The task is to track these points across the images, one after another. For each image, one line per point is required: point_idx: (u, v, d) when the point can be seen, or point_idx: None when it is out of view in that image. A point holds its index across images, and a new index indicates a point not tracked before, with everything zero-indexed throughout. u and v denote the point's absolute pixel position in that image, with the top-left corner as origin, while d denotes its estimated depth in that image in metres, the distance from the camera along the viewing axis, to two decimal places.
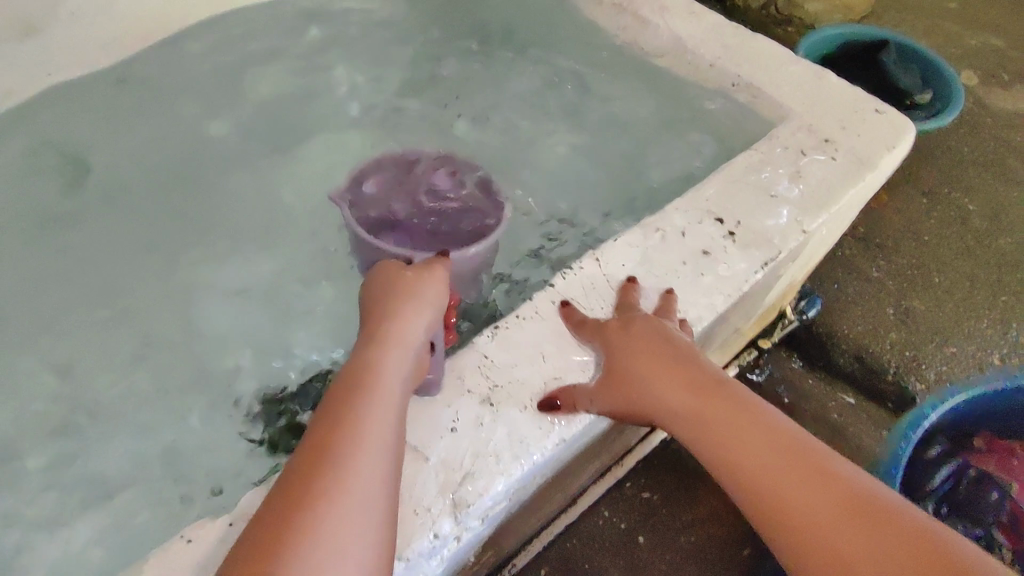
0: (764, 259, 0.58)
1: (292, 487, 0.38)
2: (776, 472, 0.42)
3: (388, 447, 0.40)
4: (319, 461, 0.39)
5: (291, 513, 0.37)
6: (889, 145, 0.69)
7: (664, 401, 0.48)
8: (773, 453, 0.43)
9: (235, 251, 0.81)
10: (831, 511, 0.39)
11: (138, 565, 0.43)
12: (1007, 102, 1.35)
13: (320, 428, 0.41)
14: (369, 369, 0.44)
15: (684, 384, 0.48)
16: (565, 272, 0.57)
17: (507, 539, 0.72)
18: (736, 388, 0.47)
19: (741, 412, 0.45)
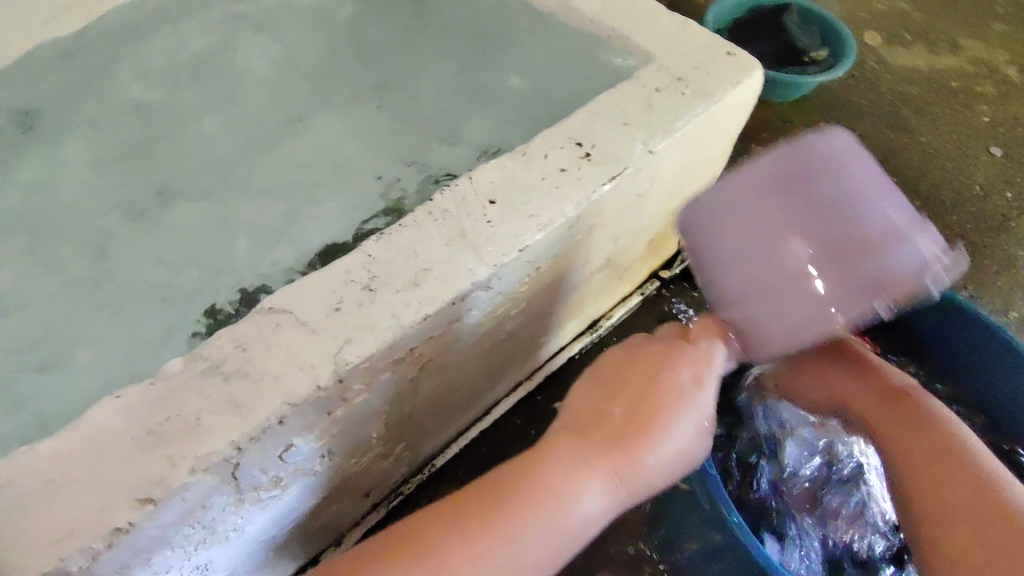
0: (611, 173, 0.69)
1: (479, 507, 0.56)
2: (952, 499, 0.65)
3: (570, 522, 0.57)
4: (511, 497, 0.56)
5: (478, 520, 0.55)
6: (734, 81, 0.80)
7: (907, 414, 0.73)
8: (941, 458, 0.68)
9: (174, 191, 0.91)
10: (967, 506, 0.64)
11: (79, 417, 0.52)
12: (906, 59, 1.47)
13: (546, 473, 0.58)
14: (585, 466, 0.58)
15: (897, 406, 0.74)
16: (443, 189, 0.68)
17: (424, 440, 0.84)
18: (921, 401, 0.73)
19: (938, 437, 0.69)
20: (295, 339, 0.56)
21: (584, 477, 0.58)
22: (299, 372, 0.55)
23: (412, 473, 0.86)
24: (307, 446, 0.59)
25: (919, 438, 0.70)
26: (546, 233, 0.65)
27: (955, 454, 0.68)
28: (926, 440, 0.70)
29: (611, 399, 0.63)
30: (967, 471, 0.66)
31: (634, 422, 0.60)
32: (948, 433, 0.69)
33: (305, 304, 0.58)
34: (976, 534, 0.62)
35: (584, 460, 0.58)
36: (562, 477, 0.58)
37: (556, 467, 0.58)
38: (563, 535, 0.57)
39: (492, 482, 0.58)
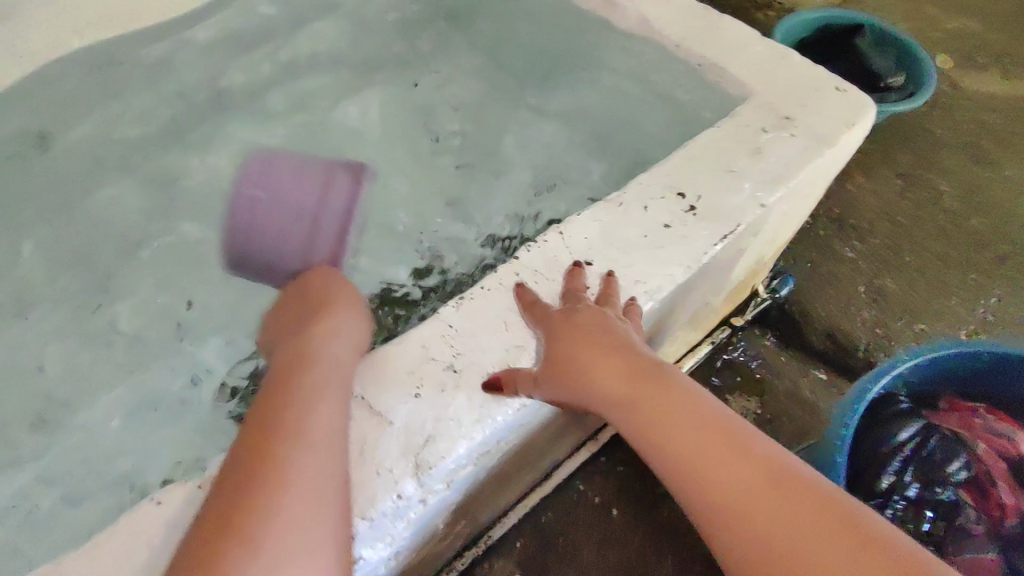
0: (722, 232, 0.60)
1: (241, 482, 0.40)
2: (737, 490, 0.42)
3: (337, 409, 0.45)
4: (259, 466, 0.40)
5: (245, 490, 0.39)
6: (848, 122, 0.70)
7: (595, 382, 0.50)
8: (695, 438, 0.45)
9: (222, 240, 0.85)
10: (771, 504, 0.41)
11: (109, 526, 0.45)
12: (982, 84, 1.37)
13: (261, 433, 0.43)
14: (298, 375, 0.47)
15: (618, 369, 0.50)
16: (530, 245, 0.59)
17: (482, 511, 0.74)
18: (673, 374, 0.49)
19: (673, 394, 0.48)
20: (367, 434, 0.47)
21: (316, 390, 0.46)
22: (375, 478, 0.46)
23: (466, 546, 0.78)
24: (377, 559, 0.49)
25: (653, 409, 0.47)
26: (652, 302, 0.56)
27: (734, 435, 0.45)
28: (671, 413, 0.47)
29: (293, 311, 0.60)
30: (753, 467, 0.43)
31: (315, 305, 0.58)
32: (684, 400, 0.47)
33: (378, 388, 0.49)
34: (743, 520, 0.41)
35: (282, 382, 0.47)
36: (315, 397, 0.45)
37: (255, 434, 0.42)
38: (318, 476, 0.40)
39: (224, 490, 0.40)
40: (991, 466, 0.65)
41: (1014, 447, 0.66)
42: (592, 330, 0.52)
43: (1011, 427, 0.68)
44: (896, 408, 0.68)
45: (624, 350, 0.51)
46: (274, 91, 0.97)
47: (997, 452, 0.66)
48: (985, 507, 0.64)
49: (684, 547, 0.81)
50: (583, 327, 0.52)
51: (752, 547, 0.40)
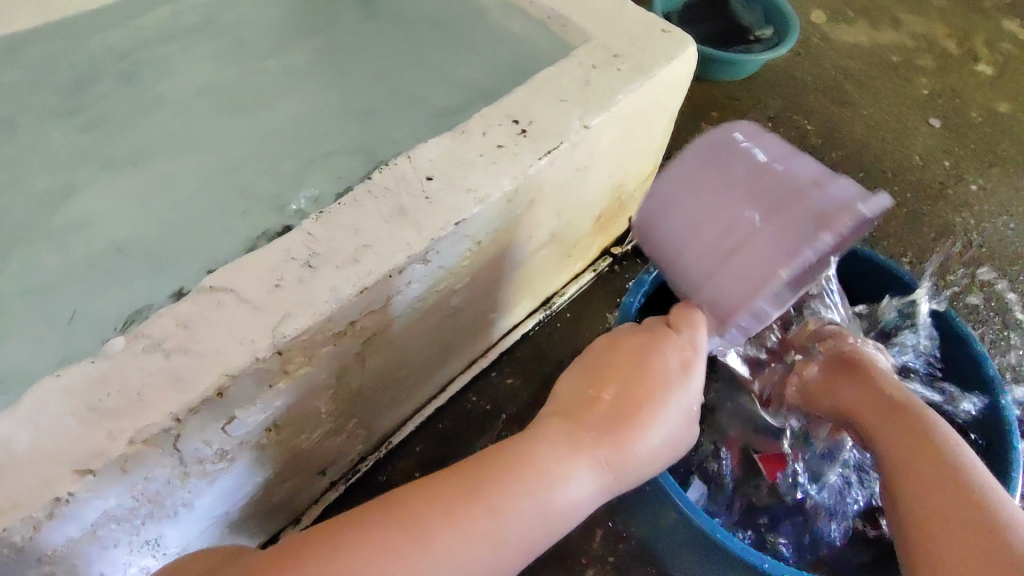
0: (548, 148, 0.71)
1: (446, 510, 0.52)
2: (956, 515, 0.57)
3: (551, 521, 0.54)
4: (453, 515, 0.52)
5: (411, 520, 0.51)
6: (668, 57, 0.82)
7: (862, 398, 0.71)
8: (937, 464, 0.61)
9: (119, 182, 0.90)
10: (963, 527, 0.56)
11: (19, 398, 0.53)
12: (850, 36, 1.50)
13: (483, 481, 0.53)
14: (553, 469, 0.55)
15: (885, 396, 0.70)
16: (383, 168, 0.69)
17: (378, 417, 0.85)
18: (914, 406, 0.68)
19: (912, 423, 0.66)
20: (236, 316, 0.58)
21: (551, 485, 0.54)
22: (239, 346, 0.56)
23: (369, 451, 0.88)
24: (251, 420, 0.60)
25: (894, 425, 0.67)
26: (484, 206, 0.67)
27: (959, 474, 0.60)
28: (909, 441, 0.65)
29: (615, 370, 0.61)
30: (959, 487, 0.59)
31: (633, 383, 0.60)
32: (921, 420, 0.66)
33: (246, 280, 0.60)
34: (925, 513, 0.59)
35: (529, 458, 0.55)
36: (543, 487, 0.54)
37: (462, 480, 0.53)
38: (494, 541, 0.52)
39: (429, 494, 0.52)
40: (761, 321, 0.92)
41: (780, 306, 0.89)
42: (890, 384, 0.71)
43: None
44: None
45: (909, 401, 0.69)
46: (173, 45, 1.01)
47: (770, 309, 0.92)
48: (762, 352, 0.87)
49: None
50: (832, 356, 0.77)
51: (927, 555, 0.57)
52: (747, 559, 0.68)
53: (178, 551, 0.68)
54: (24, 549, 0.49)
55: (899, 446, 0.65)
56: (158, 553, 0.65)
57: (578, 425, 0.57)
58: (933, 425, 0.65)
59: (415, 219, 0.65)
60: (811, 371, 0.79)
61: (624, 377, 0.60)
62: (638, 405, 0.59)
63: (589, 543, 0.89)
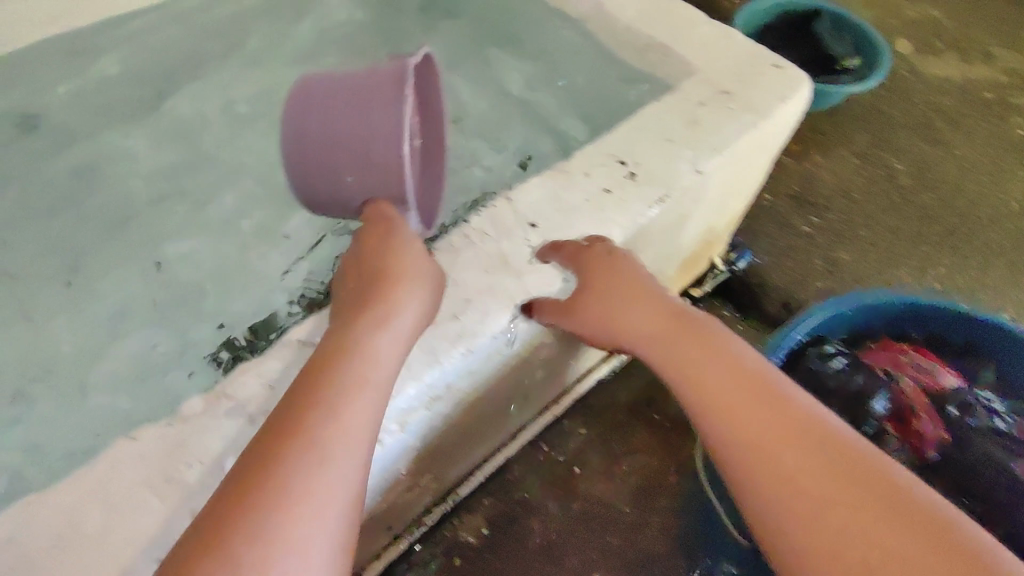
0: (659, 195, 0.65)
1: (239, 491, 0.40)
2: (811, 462, 0.43)
3: (361, 437, 0.43)
4: (255, 493, 0.39)
5: (219, 529, 0.38)
6: (782, 95, 0.75)
7: (632, 324, 0.56)
8: (764, 414, 0.46)
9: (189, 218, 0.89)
10: (832, 486, 0.41)
11: (87, 462, 0.48)
12: (939, 69, 1.42)
13: (253, 461, 0.41)
14: (355, 354, 0.47)
15: (652, 312, 0.55)
16: (480, 209, 0.63)
17: (448, 467, 0.79)
18: (697, 319, 0.54)
19: (703, 341, 0.52)
20: None
21: (348, 387, 0.45)
22: None
23: (436, 501, 0.82)
24: None
25: (687, 356, 0.52)
26: None
27: (773, 391, 0.47)
28: (708, 356, 0.51)
29: (352, 275, 0.55)
30: (792, 421, 0.45)
31: (381, 273, 0.52)
32: (720, 344, 0.52)
33: None
34: (767, 466, 0.44)
35: (299, 405, 0.44)
36: (339, 409, 0.44)
37: (248, 467, 0.41)
38: (329, 481, 0.41)
39: (228, 485, 0.41)
40: (914, 400, 0.69)
41: (935, 379, 0.71)
42: (628, 278, 0.57)
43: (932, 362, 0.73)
44: (828, 343, 0.72)
45: (657, 301, 0.56)
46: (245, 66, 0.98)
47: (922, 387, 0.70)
48: (906, 437, 0.68)
49: (641, 500, 0.86)
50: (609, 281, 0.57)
51: (802, 510, 0.42)
52: None
53: None
54: None
55: (679, 372, 0.52)
56: None
57: (339, 327, 0.50)
58: (722, 342, 0.52)
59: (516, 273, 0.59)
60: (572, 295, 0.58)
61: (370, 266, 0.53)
62: (396, 274, 0.52)
63: None
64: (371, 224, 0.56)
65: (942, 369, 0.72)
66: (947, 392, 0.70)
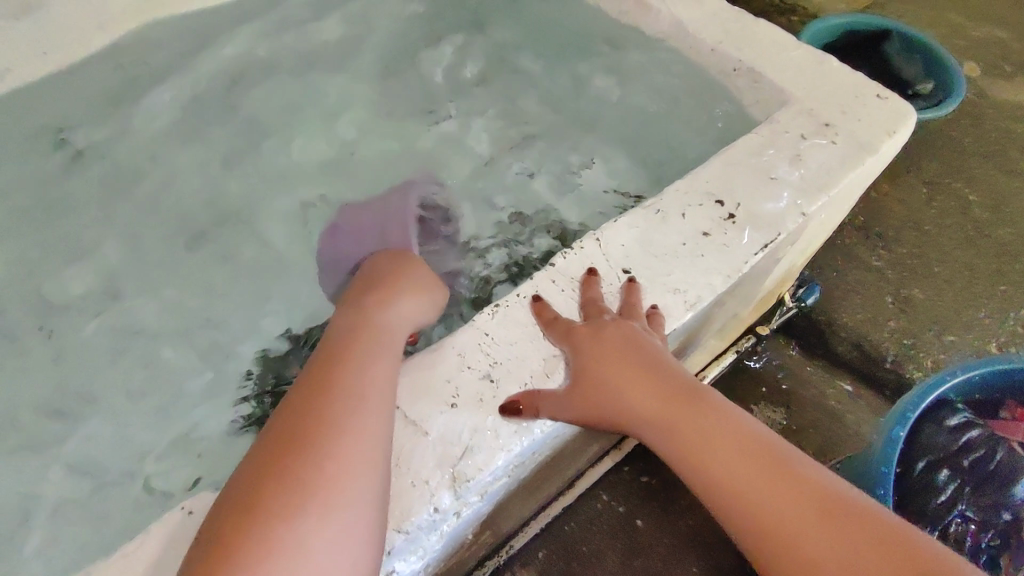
0: (764, 241, 0.59)
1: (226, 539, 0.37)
2: (825, 537, 0.40)
3: (368, 447, 0.42)
4: (245, 529, 0.37)
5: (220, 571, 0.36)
6: (889, 129, 0.69)
7: (629, 405, 0.49)
8: (764, 477, 0.44)
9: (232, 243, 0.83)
10: (853, 561, 0.39)
11: (144, 530, 0.45)
12: (1010, 94, 1.35)
13: (241, 493, 0.39)
14: (331, 377, 0.45)
15: (650, 389, 0.49)
16: (566, 250, 0.57)
17: (505, 521, 0.73)
18: (696, 386, 0.50)
19: (701, 408, 0.48)
20: (403, 444, 0.46)
21: (332, 420, 0.42)
22: (411, 490, 0.45)
23: (489, 553, 0.77)
24: (407, 571, 0.46)
25: (695, 428, 0.47)
26: (693, 312, 0.55)
27: (775, 457, 0.45)
28: (703, 428, 0.47)
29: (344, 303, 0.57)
30: (796, 491, 0.42)
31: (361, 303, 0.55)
32: (713, 409, 0.48)
33: (413, 395, 0.48)
34: (784, 546, 0.41)
35: (283, 438, 0.42)
36: (326, 428, 0.42)
37: (234, 508, 0.39)
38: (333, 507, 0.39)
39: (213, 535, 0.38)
40: None
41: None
42: (622, 346, 0.51)
43: None
44: (958, 414, 0.67)
45: (656, 368, 0.50)
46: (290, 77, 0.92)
47: None
48: None
49: (708, 559, 0.79)
50: (602, 346, 0.50)
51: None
52: None
53: None
54: None
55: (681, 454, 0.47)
56: None
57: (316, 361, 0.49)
58: (716, 406, 0.48)
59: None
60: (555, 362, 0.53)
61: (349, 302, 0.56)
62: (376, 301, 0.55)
63: None
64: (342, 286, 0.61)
65: None
66: None
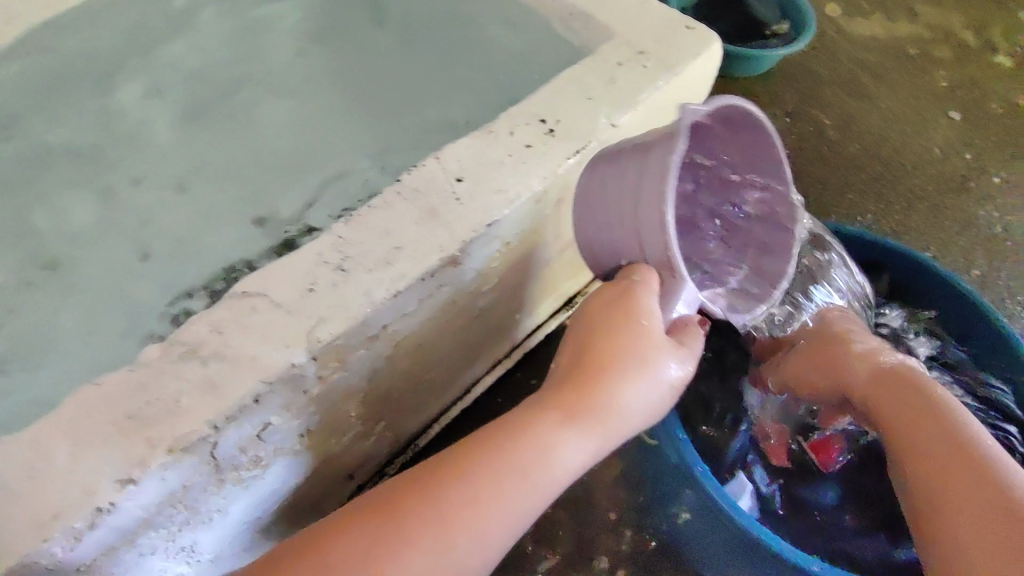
0: (576, 147, 0.71)
1: (404, 492, 0.53)
2: (984, 514, 0.55)
3: (554, 484, 0.57)
4: (439, 488, 0.53)
5: (406, 498, 0.52)
6: (694, 53, 0.80)
7: (866, 375, 0.70)
8: (970, 465, 0.58)
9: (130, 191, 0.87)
10: (988, 538, 0.54)
11: (56, 404, 0.53)
12: (865, 29, 1.49)
13: (451, 458, 0.55)
14: (551, 429, 0.57)
15: (888, 384, 0.68)
16: (411, 169, 0.68)
17: (405, 421, 0.84)
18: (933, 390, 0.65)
19: (920, 404, 0.64)
20: (269, 321, 0.57)
21: (544, 444, 0.56)
22: (275, 352, 0.56)
23: (394, 455, 0.88)
24: (284, 426, 0.60)
25: (916, 414, 0.64)
26: (513, 208, 0.66)
27: (960, 457, 0.59)
28: (933, 419, 0.62)
29: (593, 313, 0.64)
30: (982, 490, 0.56)
31: (617, 327, 0.62)
32: (945, 410, 0.63)
33: (279, 284, 0.59)
34: (948, 509, 0.57)
35: (496, 426, 0.58)
36: (537, 448, 0.56)
37: (458, 457, 0.55)
38: (505, 501, 0.53)
39: (419, 476, 0.54)
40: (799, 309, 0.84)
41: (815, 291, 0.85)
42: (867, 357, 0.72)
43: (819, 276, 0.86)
44: None
45: (897, 375, 0.68)
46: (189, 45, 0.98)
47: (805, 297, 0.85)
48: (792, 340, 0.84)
49: None
50: (834, 353, 0.74)
51: (952, 562, 0.55)
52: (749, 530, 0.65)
53: (214, 557, 0.67)
54: (63, 561, 0.49)
55: (913, 428, 0.63)
56: (191, 559, 0.64)
57: (560, 372, 0.62)
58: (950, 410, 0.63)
59: (439, 223, 0.64)
60: (806, 360, 0.77)
61: (599, 349, 0.61)
62: (621, 331, 0.62)
63: (619, 547, 0.86)
64: (639, 294, 0.63)
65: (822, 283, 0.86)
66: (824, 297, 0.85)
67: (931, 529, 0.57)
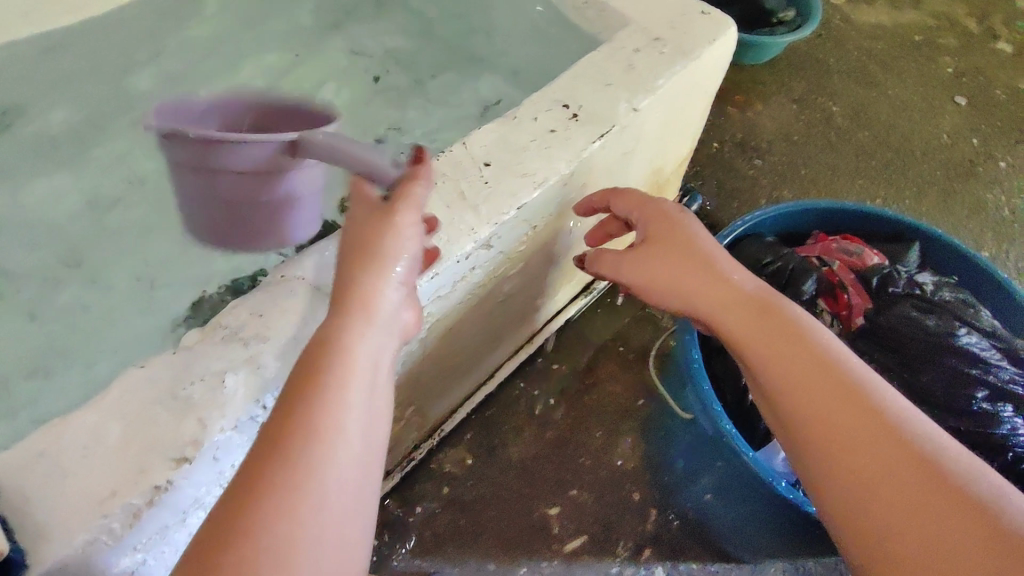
0: (599, 132, 0.72)
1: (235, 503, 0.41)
2: (870, 447, 0.49)
3: (360, 436, 0.45)
4: (263, 486, 0.42)
5: (239, 506, 0.41)
6: (709, 39, 0.81)
7: (713, 291, 0.61)
8: (839, 397, 0.52)
9: (160, 188, 0.90)
10: (893, 469, 0.47)
11: (107, 387, 0.54)
12: (870, 17, 1.50)
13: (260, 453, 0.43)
14: (337, 394, 0.45)
15: (740, 303, 0.60)
16: (438, 155, 0.69)
17: (433, 407, 0.85)
18: (779, 308, 0.58)
19: (783, 326, 0.57)
20: (308, 302, 0.58)
21: (338, 405, 0.45)
22: (316, 333, 0.57)
23: (422, 439, 0.88)
24: None
25: (775, 335, 0.57)
26: (541, 190, 0.68)
27: (846, 380, 0.52)
28: (788, 344, 0.56)
29: (352, 264, 0.51)
30: (870, 419, 0.50)
31: (358, 269, 0.50)
32: (805, 331, 0.56)
33: (314, 268, 0.60)
34: (837, 447, 0.50)
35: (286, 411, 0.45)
36: (331, 420, 0.44)
37: (269, 447, 0.44)
38: (327, 476, 0.43)
39: (244, 474, 0.43)
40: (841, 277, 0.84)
41: (861, 260, 0.84)
42: (694, 260, 0.63)
43: (860, 246, 0.86)
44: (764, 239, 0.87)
45: (736, 292, 0.60)
46: (208, 45, 0.99)
47: (849, 266, 0.85)
48: (837, 310, 0.84)
49: (610, 422, 0.94)
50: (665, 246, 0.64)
51: (865, 506, 0.48)
52: (778, 493, 0.66)
53: None
54: (124, 536, 0.50)
55: (776, 358, 0.56)
56: None
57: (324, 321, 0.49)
58: (808, 329, 0.56)
59: (437, 226, 0.63)
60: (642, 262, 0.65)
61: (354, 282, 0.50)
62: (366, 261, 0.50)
63: (645, 527, 0.87)
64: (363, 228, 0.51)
65: (869, 250, 0.85)
66: (869, 267, 0.84)
67: (824, 475, 0.50)
